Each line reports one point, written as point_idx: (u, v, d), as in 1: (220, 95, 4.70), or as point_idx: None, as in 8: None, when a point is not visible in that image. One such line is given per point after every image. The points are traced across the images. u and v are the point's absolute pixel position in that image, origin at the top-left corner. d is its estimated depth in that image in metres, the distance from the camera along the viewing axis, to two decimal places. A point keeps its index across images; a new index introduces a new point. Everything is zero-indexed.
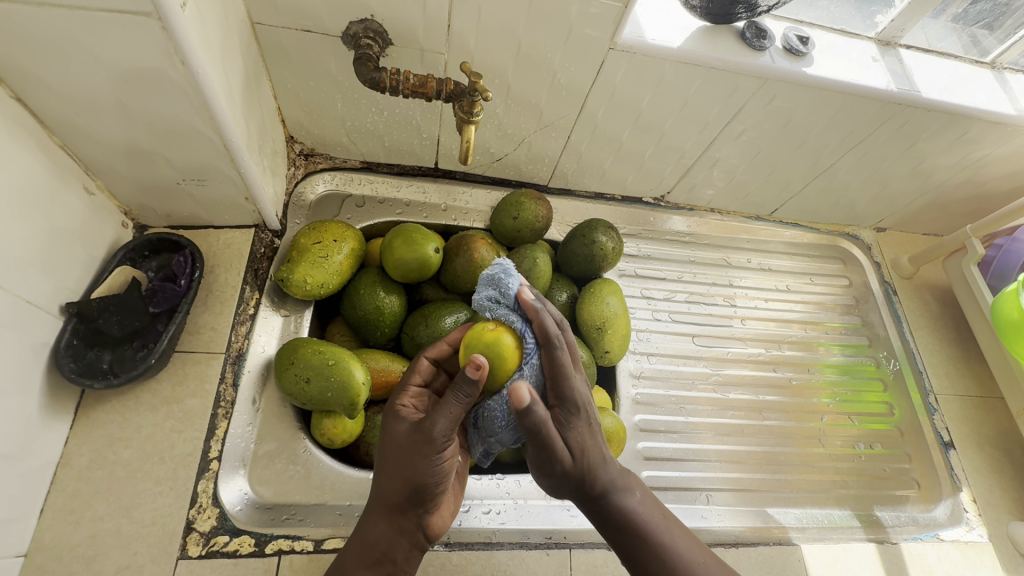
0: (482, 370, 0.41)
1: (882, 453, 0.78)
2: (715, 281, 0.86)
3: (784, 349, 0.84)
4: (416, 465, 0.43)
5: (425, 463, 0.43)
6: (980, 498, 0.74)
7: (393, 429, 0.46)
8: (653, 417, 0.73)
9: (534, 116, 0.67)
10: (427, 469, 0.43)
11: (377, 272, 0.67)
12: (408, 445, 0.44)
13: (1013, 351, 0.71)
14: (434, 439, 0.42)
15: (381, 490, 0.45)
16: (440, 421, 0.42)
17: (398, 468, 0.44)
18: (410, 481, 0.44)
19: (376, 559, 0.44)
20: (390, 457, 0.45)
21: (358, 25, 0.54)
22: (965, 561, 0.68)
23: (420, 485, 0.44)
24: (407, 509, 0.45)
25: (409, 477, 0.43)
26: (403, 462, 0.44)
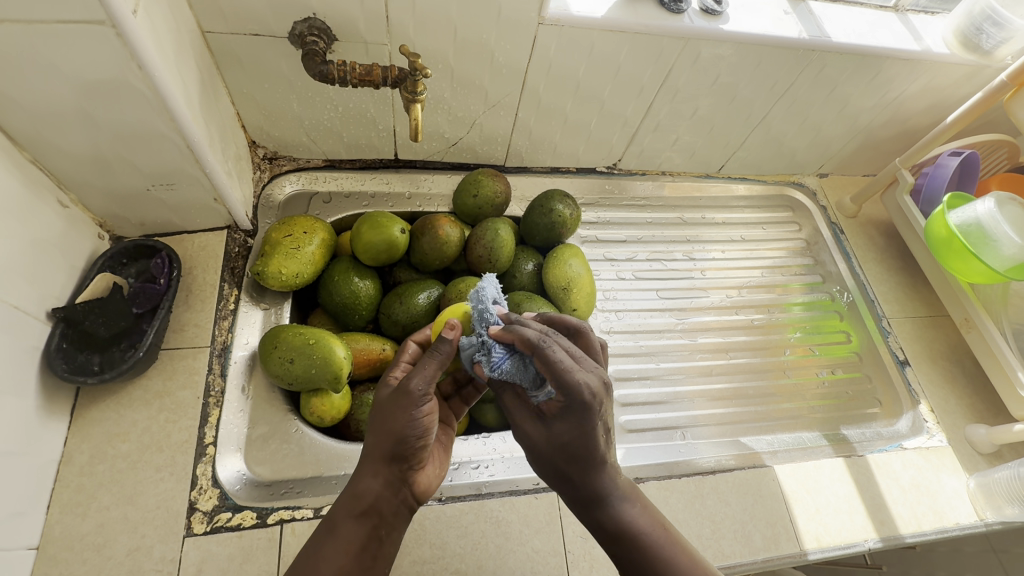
0: (457, 329, 0.47)
1: (844, 377, 0.84)
2: (674, 238, 0.91)
3: (745, 294, 0.89)
4: (397, 419, 0.45)
5: (404, 417, 0.45)
6: (937, 407, 0.79)
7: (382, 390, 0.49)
8: (626, 368, 0.77)
9: (480, 97, 0.72)
10: (408, 425, 0.45)
11: (349, 259, 0.71)
12: (391, 403, 0.46)
13: (950, 266, 0.77)
14: (412, 393, 0.45)
15: (368, 446, 0.47)
16: (420, 375, 0.46)
17: (383, 424, 0.46)
18: (394, 435, 0.46)
19: (363, 511, 0.45)
20: (376, 416, 0.47)
21: (302, 25, 0.58)
22: (928, 465, 0.73)
23: (402, 440, 0.46)
24: (393, 465, 0.47)
25: (394, 431, 0.45)
26: (387, 418, 0.46)
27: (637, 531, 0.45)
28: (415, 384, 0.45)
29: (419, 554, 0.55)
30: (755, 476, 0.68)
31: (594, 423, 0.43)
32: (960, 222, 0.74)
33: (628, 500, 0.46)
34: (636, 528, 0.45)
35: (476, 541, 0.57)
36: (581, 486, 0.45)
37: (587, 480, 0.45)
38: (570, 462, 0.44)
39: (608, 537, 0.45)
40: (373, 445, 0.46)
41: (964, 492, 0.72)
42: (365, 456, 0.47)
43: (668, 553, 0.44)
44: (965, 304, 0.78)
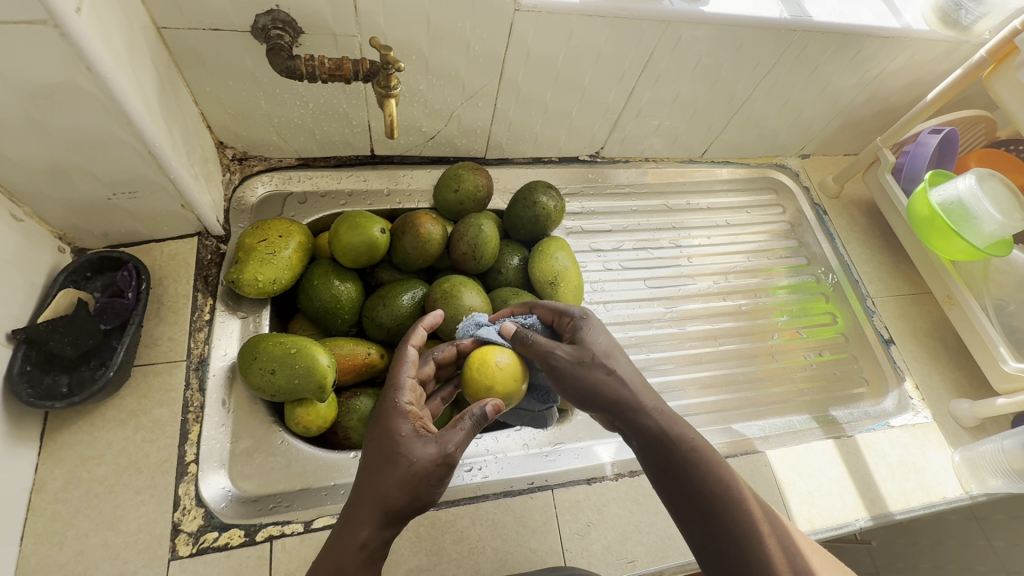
0: (499, 412, 0.51)
1: (831, 358, 0.85)
2: (659, 226, 0.90)
3: (731, 279, 0.88)
4: (430, 484, 0.46)
5: (435, 483, 0.46)
6: (922, 384, 0.80)
7: (401, 438, 0.47)
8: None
9: (457, 88, 0.69)
10: (436, 490, 0.46)
11: (329, 262, 0.68)
12: (426, 468, 0.45)
13: (932, 245, 0.78)
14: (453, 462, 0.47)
15: (388, 500, 0.45)
16: (464, 443, 0.47)
17: (411, 485, 0.45)
18: (421, 496, 0.46)
19: (369, 563, 0.44)
20: (403, 477, 0.45)
21: (265, 17, 0.55)
22: (914, 441, 0.75)
23: (421, 500, 0.46)
24: (402, 520, 0.46)
25: (421, 492, 0.45)
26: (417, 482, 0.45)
27: (680, 437, 0.46)
28: (452, 457, 0.46)
29: (415, 562, 0.54)
30: (747, 462, 0.68)
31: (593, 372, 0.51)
32: (943, 200, 0.74)
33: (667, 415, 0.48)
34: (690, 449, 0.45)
35: (472, 545, 0.56)
36: (637, 417, 0.47)
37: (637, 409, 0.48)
38: (603, 369, 0.51)
39: (650, 445, 0.46)
40: (395, 502, 0.45)
41: (949, 465, 0.74)
42: (378, 511, 0.44)
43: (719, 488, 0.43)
44: (947, 281, 0.79)
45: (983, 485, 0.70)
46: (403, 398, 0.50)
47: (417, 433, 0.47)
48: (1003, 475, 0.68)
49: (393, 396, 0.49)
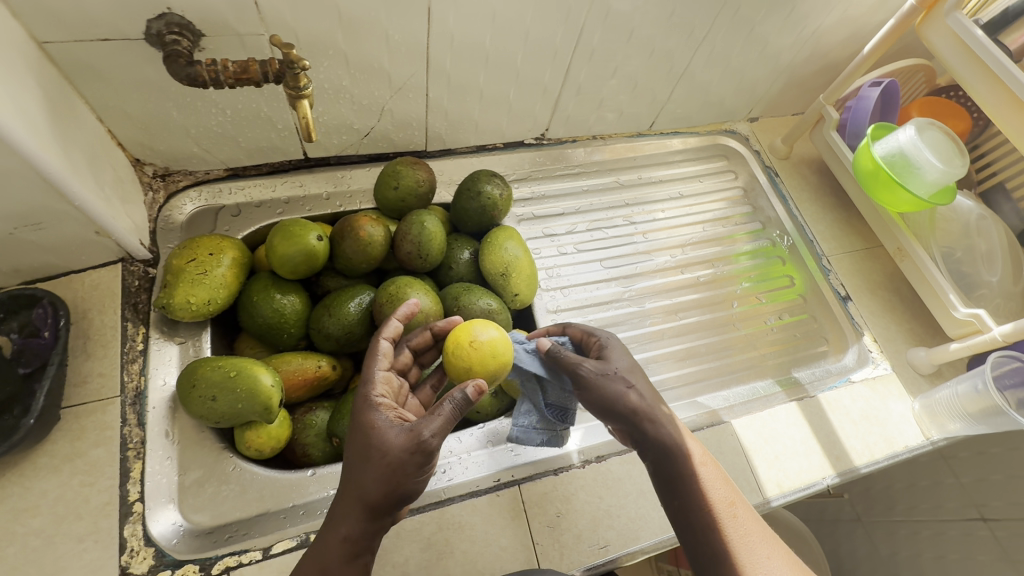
0: (481, 392, 0.48)
1: (792, 321, 0.85)
2: (612, 204, 0.89)
3: (688, 251, 0.88)
4: (405, 474, 0.45)
5: (413, 472, 0.45)
6: (880, 337, 0.82)
7: (373, 430, 0.46)
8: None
9: (384, 81, 0.66)
10: (417, 478, 0.46)
11: (268, 276, 0.65)
12: (399, 459, 0.45)
13: (879, 199, 0.78)
14: (429, 451, 0.45)
15: (365, 494, 0.45)
16: (439, 431, 0.45)
17: (388, 477, 0.45)
18: (399, 486, 0.45)
19: (356, 553, 0.45)
20: (376, 468, 0.45)
21: (158, 22, 0.51)
22: (874, 394, 0.76)
23: (402, 490, 0.45)
24: (388, 510, 0.46)
25: (398, 482, 0.45)
26: (391, 472, 0.45)
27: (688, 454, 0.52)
28: (427, 444, 0.45)
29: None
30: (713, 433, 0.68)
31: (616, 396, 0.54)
32: (885, 153, 0.74)
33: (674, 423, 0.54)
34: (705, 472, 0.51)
35: (440, 551, 0.55)
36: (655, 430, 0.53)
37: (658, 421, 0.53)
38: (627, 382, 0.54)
39: (662, 455, 0.52)
40: (370, 494, 0.45)
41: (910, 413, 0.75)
42: (359, 504, 0.45)
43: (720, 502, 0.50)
44: (896, 233, 0.80)
45: (942, 429, 0.72)
46: (376, 392, 0.50)
47: (389, 423, 0.47)
48: (959, 418, 0.70)
49: (364, 390, 0.49)
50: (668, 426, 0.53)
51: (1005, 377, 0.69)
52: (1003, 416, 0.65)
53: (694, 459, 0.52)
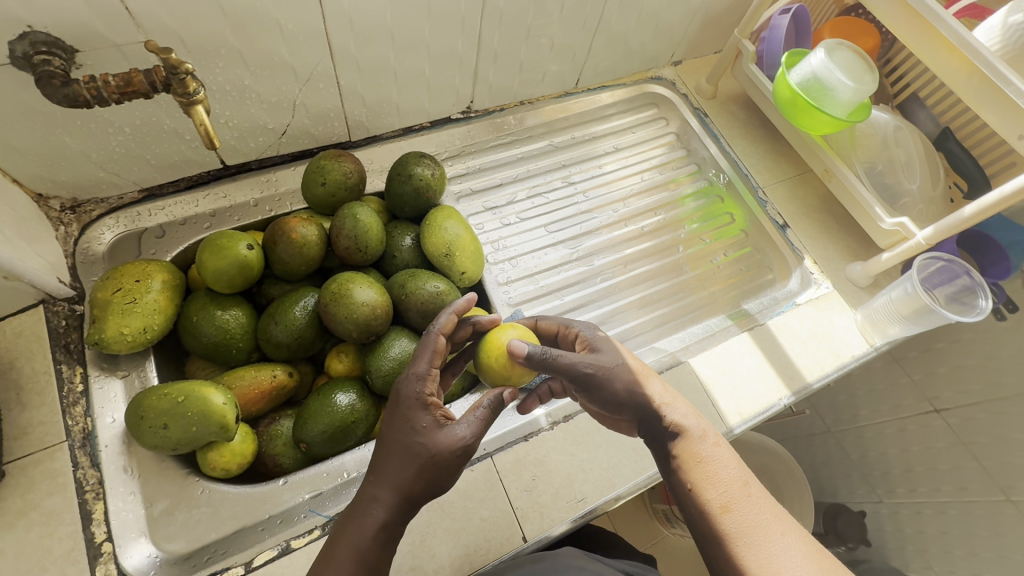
0: (516, 395, 0.52)
1: (736, 256, 0.88)
2: (550, 168, 0.89)
3: (630, 204, 0.89)
4: (447, 470, 0.48)
5: (451, 470, 0.49)
6: (819, 258, 0.85)
7: (421, 427, 0.48)
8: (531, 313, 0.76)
9: (289, 74, 0.64)
10: (452, 475, 0.49)
11: (205, 293, 0.63)
12: (446, 456, 0.48)
13: (801, 125, 0.79)
14: (470, 450, 0.49)
15: (409, 486, 0.47)
16: (479, 430, 0.50)
17: (430, 473, 0.48)
18: (437, 481, 0.48)
19: (385, 540, 0.47)
20: (425, 463, 0.47)
21: (22, 43, 0.47)
22: (819, 313, 0.80)
23: (438, 484, 0.48)
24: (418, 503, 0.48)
25: (438, 477, 0.48)
26: (435, 467, 0.47)
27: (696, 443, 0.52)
28: (471, 446, 0.49)
29: None
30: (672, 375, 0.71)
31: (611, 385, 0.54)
32: (800, 80, 0.76)
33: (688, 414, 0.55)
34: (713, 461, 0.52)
35: (423, 534, 0.56)
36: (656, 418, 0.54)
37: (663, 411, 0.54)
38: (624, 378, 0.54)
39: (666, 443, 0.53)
40: (414, 486, 0.47)
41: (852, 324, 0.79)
42: (399, 497, 0.47)
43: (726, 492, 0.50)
44: (822, 157, 0.82)
45: (882, 335, 0.77)
46: (424, 389, 0.51)
47: (440, 422, 0.49)
48: (895, 322, 0.74)
49: (415, 386, 0.50)
50: (676, 414, 0.54)
51: (931, 278, 0.74)
52: (931, 314, 0.70)
53: (705, 438, 0.53)
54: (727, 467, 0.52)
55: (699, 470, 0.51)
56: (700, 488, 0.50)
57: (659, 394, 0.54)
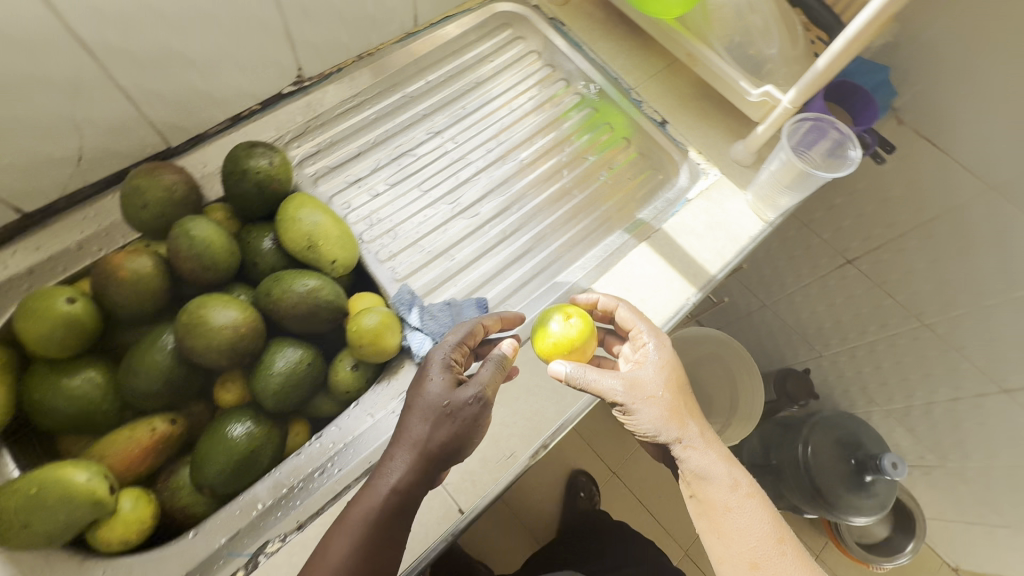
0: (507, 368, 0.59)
1: (624, 165, 0.84)
2: (409, 123, 0.82)
3: (504, 139, 0.83)
4: (461, 428, 0.53)
5: (468, 428, 0.54)
6: (702, 147, 0.83)
7: (434, 385, 0.55)
8: (428, 280, 0.71)
9: (48, 88, 0.54)
10: (462, 430, 0.53)
11: (42, 365, 0.55)
12: (456, 405, 0.53)
13: (650, 9, 0.75)
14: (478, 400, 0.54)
15: (420, 439, 0.52)
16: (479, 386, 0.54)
17: (445, 423, 0.53)
18: (452, 435, 0.53)
19: (399, 501, 0.52)
20: (438, 413, 0.53)
21: None
22: (711, 203, 0.79)
23: (454, 444, 0.53)
24: (439, 465, 0.53)
25: (453, 432, 0.53)
26: (449, 418, 0.53)
27: (727, 498, 0.62)
28: (479, 395, 0.54)
29: None
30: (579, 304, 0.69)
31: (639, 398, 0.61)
32: None
33: (721, 470, 0.63)
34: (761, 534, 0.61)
35: None
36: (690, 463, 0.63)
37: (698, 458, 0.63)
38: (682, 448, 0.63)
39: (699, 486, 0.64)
40: (431, 448, 0.52)
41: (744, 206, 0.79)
42: (416, 456, 0.52)
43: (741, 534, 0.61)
44: (681, 42, 0.79)
45: (773, 210, 0.77)
46: (448, 354, 0.58)
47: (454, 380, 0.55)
48: (779, 193, 0.75)
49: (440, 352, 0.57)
50: (700, 460, 0.63)
51: (803, 141, 0.75)
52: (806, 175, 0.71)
53: (733, 487, 0.63)
54: (756, 518, 0.61)
55: (728, 519, 0.61)
56: (730, 538, 0.61)
57: (688, 434, 0.63)
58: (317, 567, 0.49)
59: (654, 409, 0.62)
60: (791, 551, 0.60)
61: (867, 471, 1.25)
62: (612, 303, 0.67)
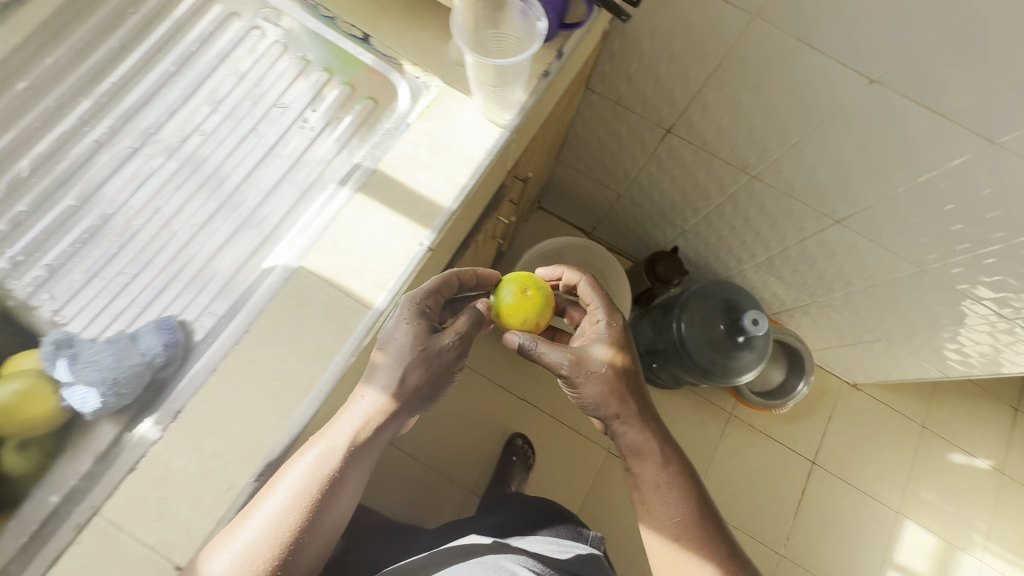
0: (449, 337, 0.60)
1: (360, 100, 0.78)
2: (115, 126, 0.73)
3: (228, 111, 0.76)
4: (431, 371, 0.59)
5: (434, 368, 0.60)
6: (418, 57, 0.70)
7: (402, 338, 0.58)
8: (123, 278, 0.69)
9: None
10: (440, 383, 0.61)
11: None
12: (428, 363, 0.59)
13: None
14: (437, 359, 0.59)
15: (397, 390, 0.58)
16: (448, 341, 0.60)
17: (423, 372, 0.59)
18: (422, 385, 0.59)
19: (360, 449, 0.57)
20: (417, 358, 0.59)
21: None
22: (436, 122, 0.68)
23: (424, 389, 0.60)
24: (411, 408, 0.60)
25: (422, 381, 0.59)
26: (426, 363, 0.59)
27: (668, 482, 0.79)
28: (445, 350, 0.60)
29: None
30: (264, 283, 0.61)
31: (581, 369, 0.79)
32: None
33: (667, 461, 0.80)
34: (683, 511, 0.77)
35: None
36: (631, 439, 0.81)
37: (635, 434, 0.81)
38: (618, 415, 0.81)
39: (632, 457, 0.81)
40: (404, 395, 0.59)
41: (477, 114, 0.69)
42: (365, 408, 0.58)
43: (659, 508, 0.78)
44: None
45: (501, 104, 0.66)
46: (405, 307, 0.60)
47: (429, 330, 0.59)
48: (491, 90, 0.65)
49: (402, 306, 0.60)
50: (641, 438, 0.80)
51: (501, 19, 0.67)
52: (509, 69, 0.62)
53: (666, 475, 0.79)
54: (674, 501, 0.78)
55: (656, 494, 0.79)
56: (654, 508, 0.78)
57: (625, 412, 0.81)
58: (259, 503, 0.53)
59: (635, 433, 0.81)
60: (707, 529, 0.76)
61: (737, 333, 1.29)
62: (574, 277, 0.90)
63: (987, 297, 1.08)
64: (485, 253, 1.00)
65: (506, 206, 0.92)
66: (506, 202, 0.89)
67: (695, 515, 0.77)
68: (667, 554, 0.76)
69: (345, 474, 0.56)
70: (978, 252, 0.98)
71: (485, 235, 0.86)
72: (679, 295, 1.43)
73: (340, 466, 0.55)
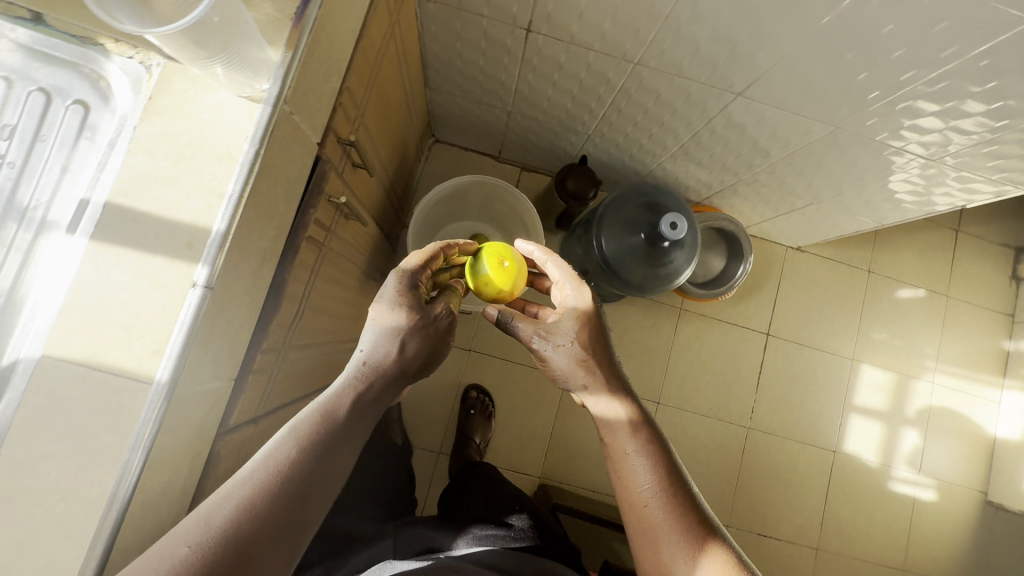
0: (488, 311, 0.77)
1: None
2: None
3: None
4: (430, 332, 0.66)
5: (433, 329, 0.66)
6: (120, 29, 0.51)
7: (404, 310, 0.64)
8: None
9: None
10: (436, 348, 0.67)
11: None
12: (426, 327, 0.66)
13: None
14: (444, 320, 0.68)
15: (390, 357, 0.62)
16: (443, 309, 0.68)
17: (422, 340, 0.65)
18: (420, 351, 0.65)
19: (360, 412, 0.58)
20: (415, 326, 0.65)
21: None
22: (170, 117, 0.51)
23: (422, 355, 0.65)
24: (405, 377, 0.64)
25: (421, 347, 0.65)
26: (427, 330, 0.66)
27: (633, 448, 0.73)
28: (442, 315, 0.67)
29: None
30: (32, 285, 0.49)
31: (546, 337, 0.77)
32: None
33: (634, 429, 0.74)
34: (652, 480, 0.71)
35: None
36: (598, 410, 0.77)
37: (602, 402, 0.76)
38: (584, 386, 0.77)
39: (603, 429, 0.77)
40: (405, 358, 0.63)
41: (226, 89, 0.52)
42: (364, 370, 0.60)
43: (627, 478, 0.73)
44: None
45: (247, 69, 0.50)
46: (415, 279, 0.68)
47: (435, 304, 0.67)
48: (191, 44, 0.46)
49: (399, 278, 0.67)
50: (607, 408, 0.76)
51: None
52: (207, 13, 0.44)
53: (635, 442, 0.73)
54: (643, 468, 0.72)
55: (625, 461, 0.73)
56: (624, 477, 0.73)
57: (592, 382, 0.76)
58: (237, 487, 0.48)
59: (603, 402, 0.76)
60: (677, 499, 0.70)
61: (656, 241, 1.20)
62: (542, 257, 0.87)
63: (908, 142, 0.98)
64: (349, 235, 0.87)
65: (342, 183, 0.77)
66: (338, 178, 0.74)
67: (666, 480, 0.71)
68: (639, 522, 0.71)
69: (336, 440, 0.54)
70: (891, 97, 0.86)
71: (321, 225, 0.72)
72: (606, 200, 1.28)
73: (347, 418, 0.56)
